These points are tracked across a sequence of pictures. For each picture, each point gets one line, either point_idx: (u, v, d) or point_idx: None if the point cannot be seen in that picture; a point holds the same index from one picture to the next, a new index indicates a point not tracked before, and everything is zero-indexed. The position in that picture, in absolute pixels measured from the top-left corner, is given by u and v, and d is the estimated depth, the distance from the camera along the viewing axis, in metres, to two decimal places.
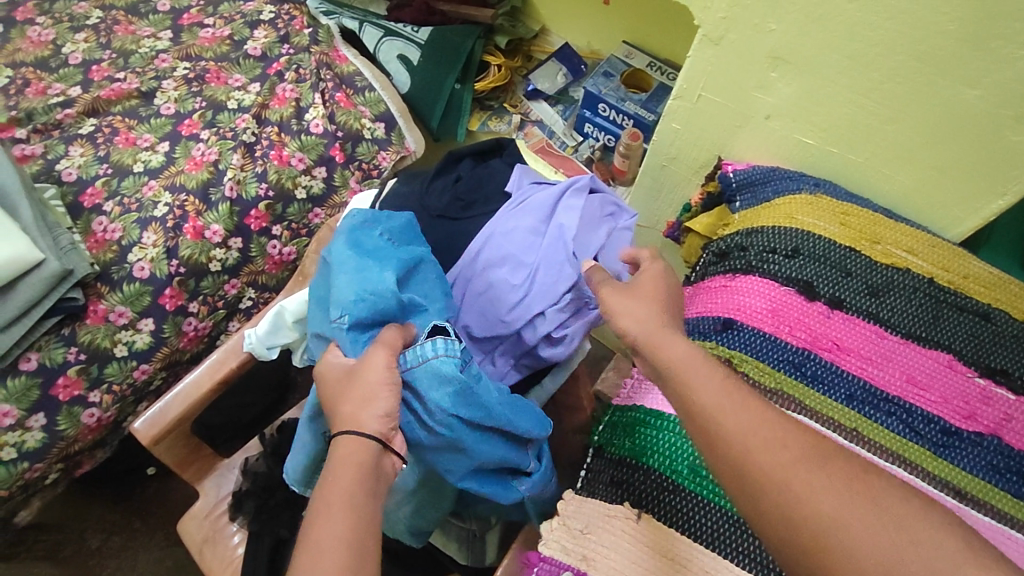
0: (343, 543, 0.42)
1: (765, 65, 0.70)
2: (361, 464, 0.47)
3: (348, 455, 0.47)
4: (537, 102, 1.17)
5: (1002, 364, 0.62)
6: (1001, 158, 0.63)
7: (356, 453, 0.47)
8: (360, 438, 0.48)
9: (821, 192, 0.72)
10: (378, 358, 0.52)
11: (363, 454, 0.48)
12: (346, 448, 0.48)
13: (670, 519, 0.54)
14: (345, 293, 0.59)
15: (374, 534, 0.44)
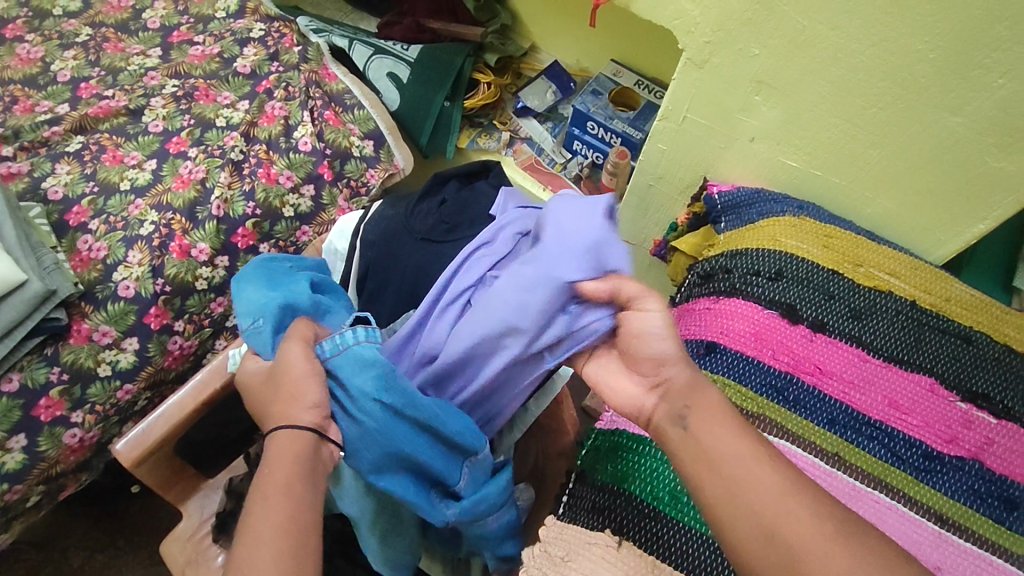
0: (282, 531, 0.46)
1: (749, 88, 0.70)
2: (299, 448, 0.52)
3: (286, 446, 0.52)
4: (527, 118, 1.17)
5: (983, 388, 0.63)
6: (983, 184, 0.62)
7: (294, 440, 0.53)
8: (291, 427, 0.53)
9: (805, 215, 0.72)
10: (297, 355, 0.57)
11: (300, 442, 0.53)
12: (283, 440, 0.53)
13: (653, 547, 0.54)
14: (257, 303, 0.65)
15: (313, 526, 0.48)
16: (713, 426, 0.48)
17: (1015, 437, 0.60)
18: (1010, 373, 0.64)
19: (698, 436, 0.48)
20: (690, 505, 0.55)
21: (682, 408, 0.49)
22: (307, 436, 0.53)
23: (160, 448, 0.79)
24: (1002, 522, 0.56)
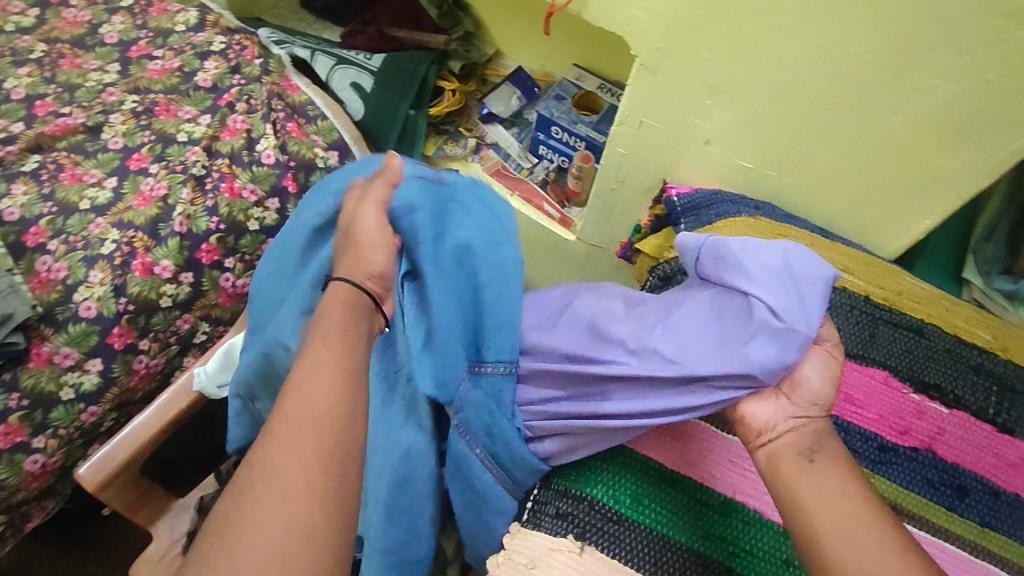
0: (299, 493, 0.40)
1: (701, 92, 0.71)
2: (351, 305, 0.54)
3: (337, 296, 0.54)
4: (493, 125, 1.18)
5: (935, 379, 0.64)
6: (927, 180, 0.64)
7: (347, 299, 0.54)
8: (349, 279, 0.57)
9: (760, 215, 0.73)
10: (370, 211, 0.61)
11: (356, 299, 0.55)
12: (336, 291, 0.55)
13: (615, 550, 0.55)
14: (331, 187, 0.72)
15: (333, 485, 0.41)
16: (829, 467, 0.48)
17: (965, 427, 0.62)
18: (960, 364, 0.65)
19: (817, 475, 0.47)
20: (650, 507, 0.58)
21: (813, 443, 0.49)
22: (364, 296, 0.56)
23: (126, 469, 0.77)
24: (953, 509, 0.58)
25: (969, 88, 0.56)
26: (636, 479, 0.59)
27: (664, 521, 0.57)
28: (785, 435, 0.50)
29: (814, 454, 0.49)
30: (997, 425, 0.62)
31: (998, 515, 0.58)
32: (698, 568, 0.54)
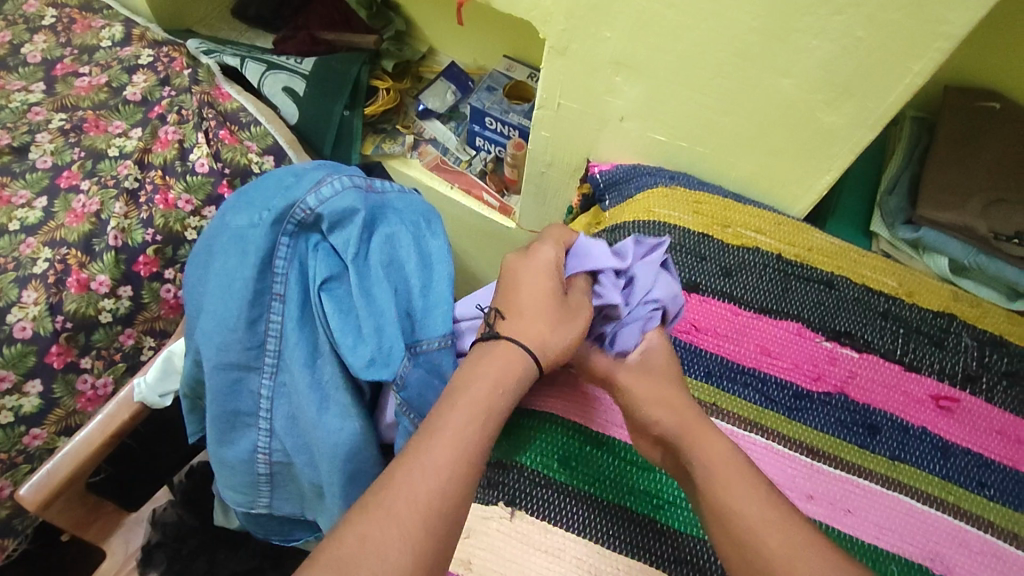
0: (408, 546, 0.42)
1: (609, 70, 0.73)
2: (517, 381, 0.53)
3: (508, 367, 0.53)
4: (430, 121, 1.18)
5: (846, 326, 0.67)
6: (824, 138, 0.67)
7: (516, 372, 0.54)
8: (518, 342, 0.55)
9: (675, 184, 0.76)
10: (551, 253, 0.61)
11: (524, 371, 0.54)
12: (507, 351, 0.55)
13: (545, 513, 0.57)
14: (236, 195, 0.67)
15: (440, 544, 0.43)
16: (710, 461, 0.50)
17: (875, 368, 0.65)
18: (869, 310, 0.69)
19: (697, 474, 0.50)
20: (578, 467, 0.59)
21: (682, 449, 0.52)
22: (531, 371, 0.54)
23: (69, 487, 0.76)
24: (866, 447, 0.61)
25: (845, 47, 0.58)
26: (566, 441, 0.61)
27: (592, 479, 0.59)
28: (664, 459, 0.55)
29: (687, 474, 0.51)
30: (904, 364, 0.66)
31: (907, 448, 0.62)
32: (625, 521, 0.57)
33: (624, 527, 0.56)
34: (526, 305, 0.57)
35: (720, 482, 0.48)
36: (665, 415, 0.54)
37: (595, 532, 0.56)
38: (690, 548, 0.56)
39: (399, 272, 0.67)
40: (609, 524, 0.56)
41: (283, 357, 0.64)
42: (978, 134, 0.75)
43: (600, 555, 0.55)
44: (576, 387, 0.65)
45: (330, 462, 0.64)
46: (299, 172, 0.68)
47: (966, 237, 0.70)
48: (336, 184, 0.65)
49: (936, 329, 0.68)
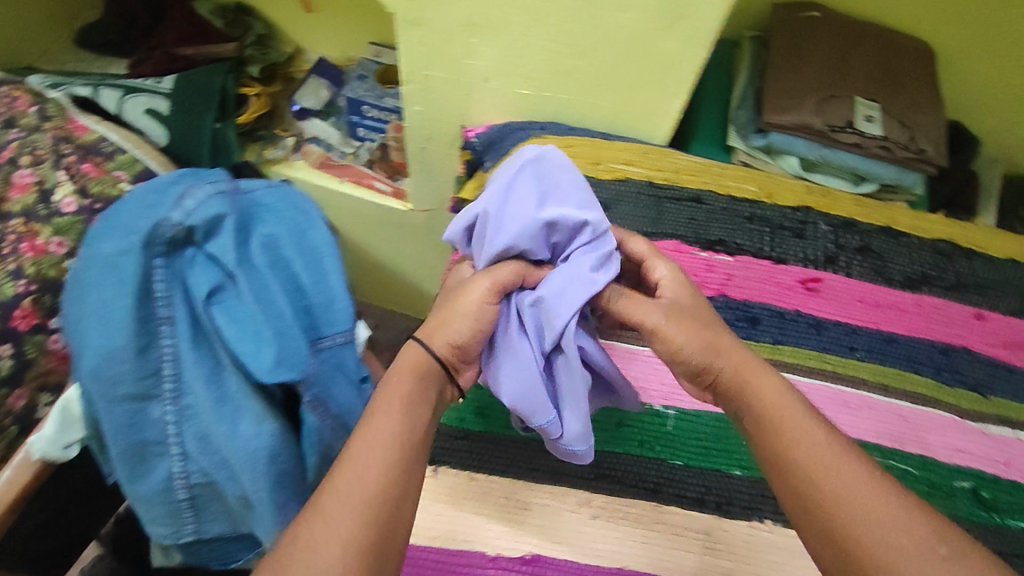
0: (349, 533, 0.43)
1: (465, 32, 0.74)
2: (419, 380, 0.51)
3: (406, 363, 0.52)
4: (308, 120, 1.17)
5: (718, 235, 0.72)
6: (671, 64, 0.69)
7: (414, 370, 0.52)
8: (421, 341, 0.53)
9: (546, 134, 0.79)
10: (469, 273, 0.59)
11: (425, 369, 0.52)
12: (407, 350, 0.53)
13: (466, 462, 0.59)
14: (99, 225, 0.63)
15: (383, 535, 0.44)
16: (787, 427, 0.47)
17: (749, 267, 0.71)
18: (736, 217, 0.74)
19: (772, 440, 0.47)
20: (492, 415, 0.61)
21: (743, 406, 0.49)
22: (434, 368, 0.52)
23: None
24: (750, 338, 0.66)
25: None
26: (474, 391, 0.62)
27: (508, 423, 0.61)
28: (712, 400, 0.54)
29: (742, 420, 0.50)
30: (773, 258, 0.72)
31: (786, 332, 0.67)
32: (544, 453, 0.59)
33: (544, 458, 0.59)
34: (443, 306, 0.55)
35: (790, 450, 0.46)
36: (720, 358, 0.50)
37: (517, 469, 0.58)
38: (606, 462, 0.59)
39: (286, 269, 0.64)
40: (530, 458, 0.59)
41: (182, 379, 0.61)
42: (804, 42, 0.82)
43: (524, 489, 0.57)
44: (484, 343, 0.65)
45: (246, 472, 0.61)
46: (162, 188, 0.65)
47: (808, 135, 0.76)
48: (201, 196, 0.62)
49: (796, 222, 0.74)
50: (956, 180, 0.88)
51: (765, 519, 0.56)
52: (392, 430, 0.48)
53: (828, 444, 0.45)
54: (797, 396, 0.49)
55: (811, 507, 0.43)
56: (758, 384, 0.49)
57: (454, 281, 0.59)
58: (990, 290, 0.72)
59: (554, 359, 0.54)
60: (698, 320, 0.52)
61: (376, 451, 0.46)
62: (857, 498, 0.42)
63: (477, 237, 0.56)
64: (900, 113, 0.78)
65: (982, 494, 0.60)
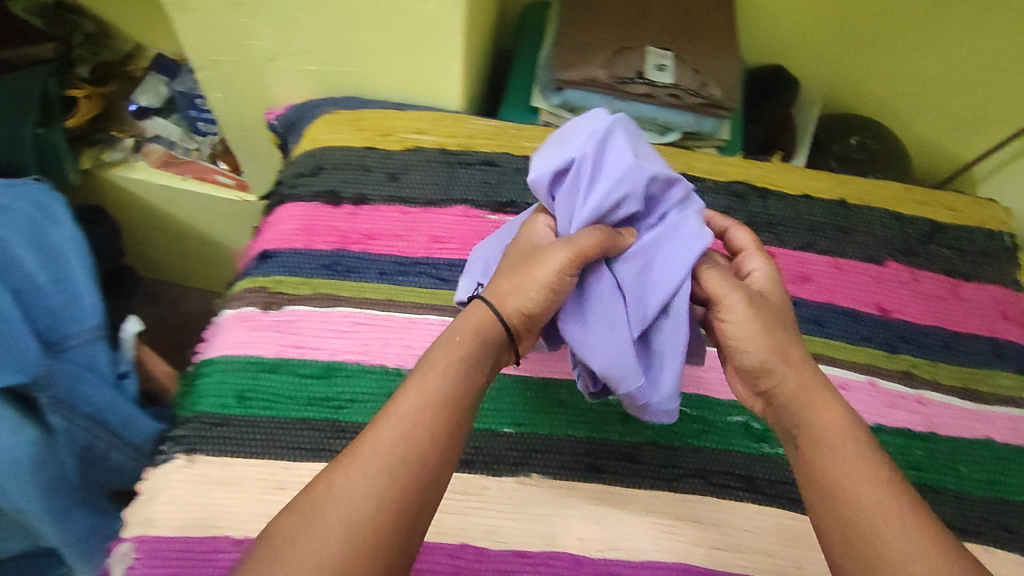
0: (351, 525, 0.39)
1: (232, 11, 0.68)
2: (477, 340, 0.48)
3: (466, 323, 0.49)
4: (149, 118, 1.11)
5: (509, 196, 0.71)
6: (443, 28, 0.67)
7: (476, 329, 0.49)
8: (491, 305, 0.50)
9: (338, 109, 0.77)
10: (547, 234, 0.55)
11: (485, 330, 0.49)
12: (473, 309, 0.50)
13: (227, 449, 0.58)
14: None
15: (388, 535, 0.40)
16: (833, 454, 0.45)
17: None
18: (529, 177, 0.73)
19: (823, 461, 0.46)
20: (257, 398, 0.61)
21: (799, 422, 0.48)
22: (500, 335, 0.50)
23: None
24: None
25: None
26: (240, 376, 0.61)
27: (268, 404, 0.60)
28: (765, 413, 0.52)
29: (796, 437, 0.48)
30: None
31: None
32: (303, 431, 0.59)
33: (307, 437, 0.59)
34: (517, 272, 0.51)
35: (837, 477, 0.44)
36: (785, 367, 0.49)
37: (274, 449, 0.58)
38: None
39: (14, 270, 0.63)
40: (290, 438, 0.59)
41: None
42: None
43: (282, 470, 0.58)
44: (257, 328, 0.64)
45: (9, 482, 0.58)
46: None
47: (599, 88, 0.75)
48: None
49: None
50: (771, 120, 0.89)
51: (531, 474, 0.59)
52: (421, 415, 0.44)
53: (874, 478, 0.44)
54: (861, 430, 0.47)
55: (846, 530, 0.43)
56: (821, 413, 0.47)
57: (529, 241, 0.55)
58: (781, 226, 0.72)
59: (652, 329, 0.53)
60: (780, 328, 0.51)
61: (422, 412, 0.44)
62: (893, 535, 0.41)
63: (570, 191, 0.52)
64: (694, 60, 0.76)
65: (749, 427, 0.62)
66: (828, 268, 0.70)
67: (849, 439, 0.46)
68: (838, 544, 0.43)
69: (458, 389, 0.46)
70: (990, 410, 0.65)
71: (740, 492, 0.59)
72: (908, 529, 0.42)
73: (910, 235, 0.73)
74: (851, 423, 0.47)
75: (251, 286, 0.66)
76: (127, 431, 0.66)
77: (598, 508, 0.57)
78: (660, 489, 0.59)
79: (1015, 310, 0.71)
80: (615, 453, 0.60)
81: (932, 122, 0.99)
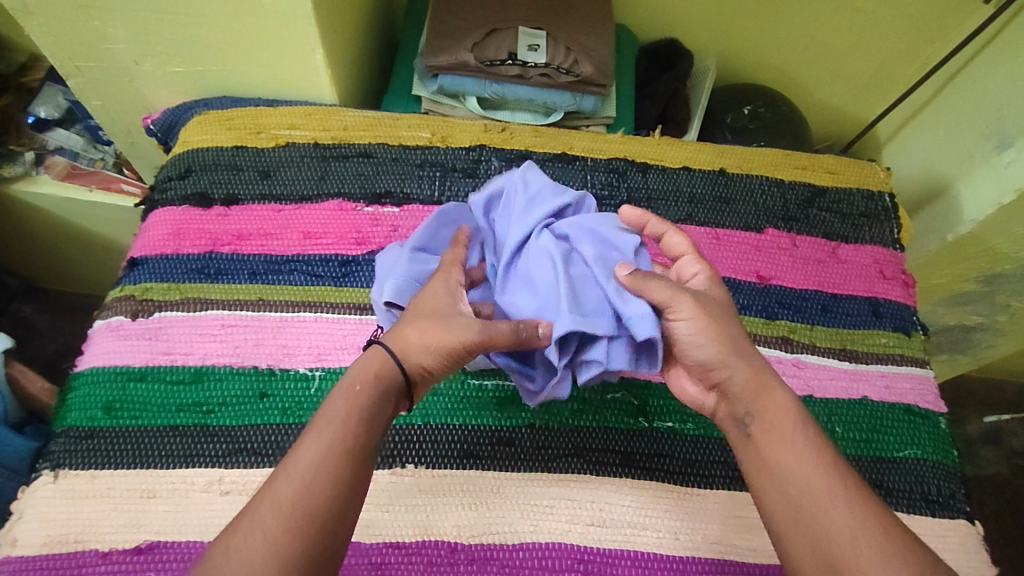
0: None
1: (80, 15, 0.67)
2: (373, 391, 0.47)
3: (367, 370, 0.48)
4: (50, 130, 1.05)
5: (386, 187, 0.70)
6: (295, 20, 0.65)
7: (376, 379, 0.48)
8: (392, 357, 0.49)
9: (209, 109, 0.75)
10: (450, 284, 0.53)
11: (387, 379, 0.48)
12: (371, 355, 0.50)
13: (93, 462, 0.56)
14: None
15: None
16: (781, 442, 0.47)
17: (415, 215, 0.69)
18: (406, 166, 0.72)
19: (772, 448, 0.47)
20: (125, 408, 0.59)
21: (750, 412, 0.49)
22: (398, 383, 0.49)
23: None
24: None
25: None
26: (108, 387, 0.59)
27: (137, 414, 0.58)
28: (718, 409, 0.53)
29: (748, 424, 0.49)
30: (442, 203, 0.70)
31: None
32: (175, 437, 0.57)
33: (178, 443, 0.57)
34: (427, 326, 0.50)
35: (779, 463, 0.46)
36: (734, 364, 0.50)
37: (145, 459, 0.56)
38: (242, 436, 0.58)
39: None
40: (160, 446, 0.57)
41: None
42: None
43: (151, 478, 0.56)
44: (125, 337, 0.62)
45: None
46: None
47: (472, 73, 0.75)
48: None
49: (469, 162, 0.73)
50: (663, 95, 0.89)
51: (407, 464, 0.57)
52: (319, 464, 0.43)
53: (826, 468, 0.45)
54: (806, 417, 0.49)
55: (793, 516, 0.44)
56: (767, 404, 0.49)
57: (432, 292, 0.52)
58: (660, 201, 0.72)
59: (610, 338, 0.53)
60: (728, 325, 0.51)
61: (324, 462, 0.43)
62: (838, 518, 0.43)
63: (502, 213, 0.59)
64: (566, 37, 0.77)
65: (628, 402, 0.62)
66: (708, 239, 0.70)
67: (792, 425, 0.48)
68: (790, 531, 0.44)
69: (360, 434, 0.45)
70: (866, 369, 0.66)
71: (618, 468, 0.59)
72: (858, 513, 0.43)
73: (790, 201, 0.74)
74: (799, 414, 0.48)
75: (117, 295, 0.64)
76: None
77: (478, 494, 0.57)
78: (535, 471, 0.58)
79: (894, 268, 0.72)
80: (493, 437, 0.59)
81: (830, 88, 1.01)
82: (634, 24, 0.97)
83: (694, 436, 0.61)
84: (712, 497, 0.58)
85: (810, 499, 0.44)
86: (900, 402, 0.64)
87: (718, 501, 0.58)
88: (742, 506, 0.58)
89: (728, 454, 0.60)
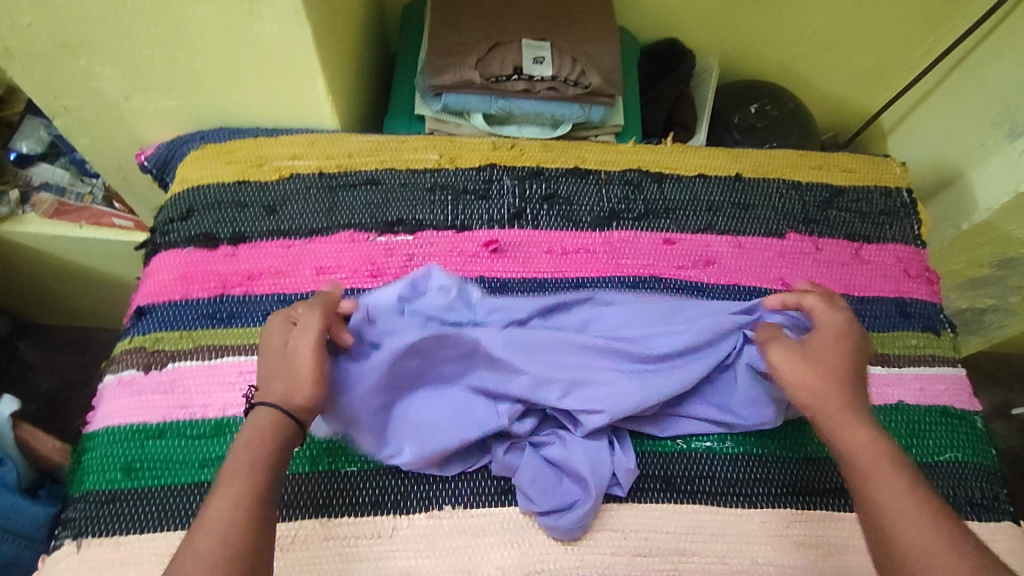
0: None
1: (66, 55, 0.63)
2: (272, 446, 0.48)
3: (259, 428, 0.49)
4: (34, 165, 0.98)
5: (397, 215, 0.68)
6: (291, 48, 0.63)
7: (269, 433, 0.49)
8: (271, 405, 0.50)
9: (205, 143, 0.72)
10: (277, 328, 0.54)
11: (283, 431, 0.49)
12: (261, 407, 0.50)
13: (118, 527, 0.54)
14: None
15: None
16: (871, 460, 0.49)
17: (429, 243, 0.67)
18: (417, 191, 0.69)
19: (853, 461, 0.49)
20: (146, 467, 0.56)
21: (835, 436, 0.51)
22: (284, 420, 0.49)
23: None
24: None
25: None
26: (126, 446, 0.57)
27: (159, 472, 0.56)
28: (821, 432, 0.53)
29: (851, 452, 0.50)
30: (457, 228, 0.68)
31: None
32: (201, 495, 0.55)
33: (206, 501, 0.55)
34: (273, 374, 0.51)
35: (861, 475, 0.48)
36: (819, 397, 0.52)
37: (172, 520, 0.54)
38: None
39: None
40: (186, 505, 0.55)
41: None
42: None
43: (181, 539, 0.54)
44: (139, 392, 0.59)
45: None
46: None
47: (476, 90, 0.73)
48: None
49: (480, 183, 0.70)
50: (669, 98, 0.88)
51: (445, 506, 0.56)
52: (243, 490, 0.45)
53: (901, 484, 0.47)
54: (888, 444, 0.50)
55: (874, 526, 0.47)
56: (848, 434, 0.50)
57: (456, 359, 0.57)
58: (678, 211, 0.70)
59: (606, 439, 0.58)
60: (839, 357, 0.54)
61: (234, 516, 0.44)
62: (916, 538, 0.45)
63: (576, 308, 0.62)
64: (571, 47, 0.74)
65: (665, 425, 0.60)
66: (730, 248, 0.69)
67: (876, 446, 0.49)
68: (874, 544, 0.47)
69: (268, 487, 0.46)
70: (900, 372, 0.65)
71: (659, 493, 0.58)
72: (931, 526, 0.45)
73: (809, 203, 0.72)
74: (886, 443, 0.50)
75: (126, 346, 0.61)
76: (10, 522, 0.68)
77: (520, 531, 0.55)
78: None
79: (918, 266, 0.71)
80: None
81: (834, 79, 1.00)
82: (634, 26, 0.94)
83: (733, 455, 0.60)
84: (758, 516, 0.57)
85: (886, 512, 0.46)
86: (936, 405, 0.64)
87: (763, 521, 0.57)
88: (787, 524, 0.57)
89: (770, 472, 0.59)
